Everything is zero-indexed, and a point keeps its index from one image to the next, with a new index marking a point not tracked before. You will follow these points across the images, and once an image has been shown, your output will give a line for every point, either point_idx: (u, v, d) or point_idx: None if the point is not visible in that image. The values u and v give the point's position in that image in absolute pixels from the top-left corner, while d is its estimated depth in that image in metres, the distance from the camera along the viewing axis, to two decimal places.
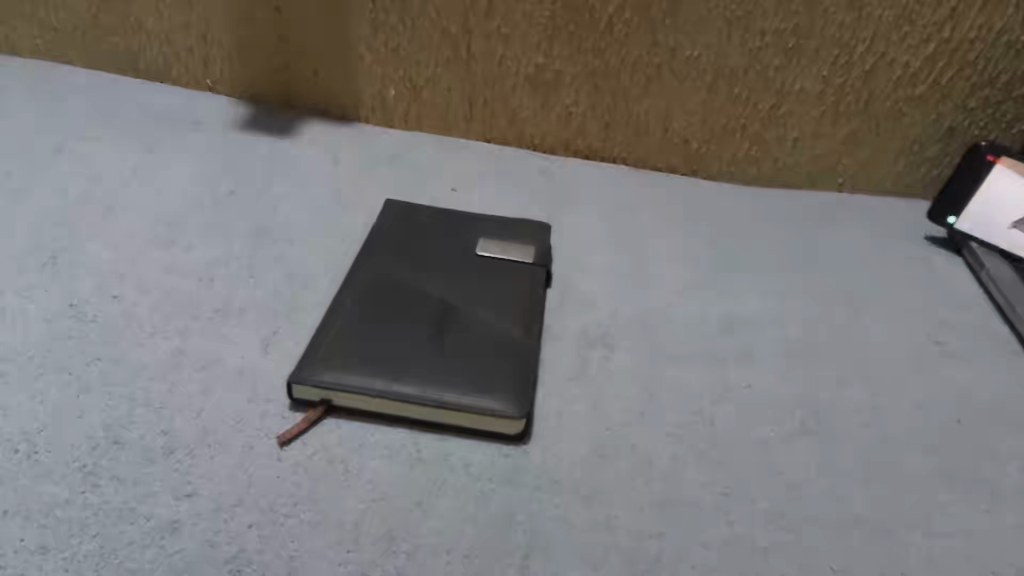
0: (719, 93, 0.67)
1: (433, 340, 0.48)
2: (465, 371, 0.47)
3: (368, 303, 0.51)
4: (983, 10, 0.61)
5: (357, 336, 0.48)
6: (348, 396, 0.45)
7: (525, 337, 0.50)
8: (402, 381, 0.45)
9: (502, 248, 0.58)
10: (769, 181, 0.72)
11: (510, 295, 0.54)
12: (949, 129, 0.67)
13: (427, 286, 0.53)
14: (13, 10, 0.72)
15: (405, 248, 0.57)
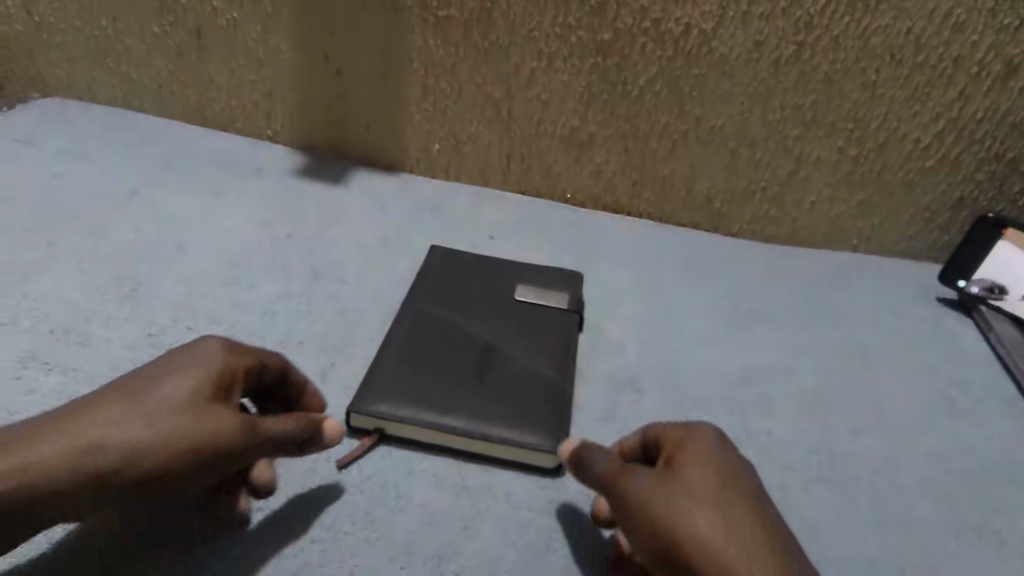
0: (741, 159, 0.72)
1: (474, 378, 0.53)
2: (504, 408, 0.51)
3: (417, 341, 0.56)
4: (990, 93, 0.66)
5: (405, 371, 0.53)
6: (399, 426, 0.49)
7: (559, 377, 0.55)
8: (447, 413, 0.50)
9: (538, 294, 0.63)
10: (787, 240, 0.77)
11: (543, 339, 0.58)
12: (959, 199, 0.72)
13: (469, 326, 0.58)
14: (95, 64, 0.79)
15: (448, 292, 0.62)
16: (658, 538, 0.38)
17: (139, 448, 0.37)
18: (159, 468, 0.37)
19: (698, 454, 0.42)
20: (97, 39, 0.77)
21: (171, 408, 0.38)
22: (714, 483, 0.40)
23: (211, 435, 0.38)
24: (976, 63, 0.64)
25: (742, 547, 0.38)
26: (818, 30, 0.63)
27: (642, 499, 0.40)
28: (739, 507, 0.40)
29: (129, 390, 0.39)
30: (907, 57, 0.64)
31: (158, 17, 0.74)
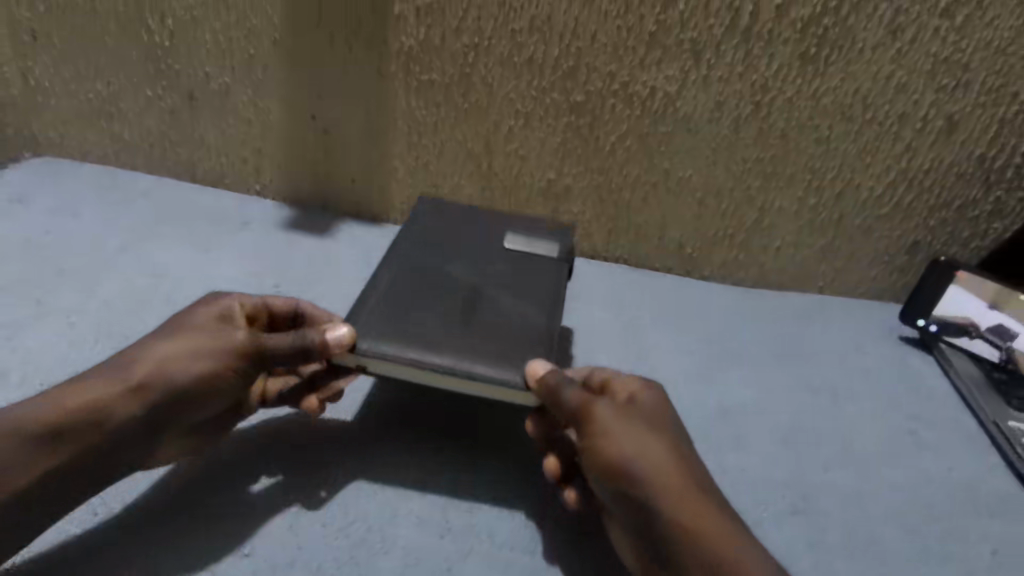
0: (709, 208, 0.75)
1: (457, 322, 0.53)
2: (486, 351, 0.51)
3: (404, 283, 0.56)
4: (934, 148, 0.68)
5: (390, 314, 0.53)
6: (379, 362, 0.49)
7: (547, 320, 0.56)
8: (427, 352, 0.50)
9: (529, 242, 0.66)
10: (755, 282, 0.81)
11: (531, 287, 0.59)
12: (913, 243, 0.75)
13: (457, 274, 0.59)
14: (87, 124, 0.81)
15: (436, 248, 0.62)
16: (624, 452, 0.44)
17: (172, 359, 0.46)
18: (192, 375, 0.46)
19: (652, 401, 0.49)
20: (93, 102, 0.78)
21: (194, 331, 0.48)
22: (665, 426, 0.47)
23: (229, 343, 0.48)
24: (920, 119, 0.66)
25: (691, 473, 0.45)
26: (773, 91, 0.66)
27: (621, 417, 0.46)
28: (683, 449, 0.47)
29: (160, 331, 0.49)
30: (856, 114, 0.66)
31: (152, 82, 0.75)
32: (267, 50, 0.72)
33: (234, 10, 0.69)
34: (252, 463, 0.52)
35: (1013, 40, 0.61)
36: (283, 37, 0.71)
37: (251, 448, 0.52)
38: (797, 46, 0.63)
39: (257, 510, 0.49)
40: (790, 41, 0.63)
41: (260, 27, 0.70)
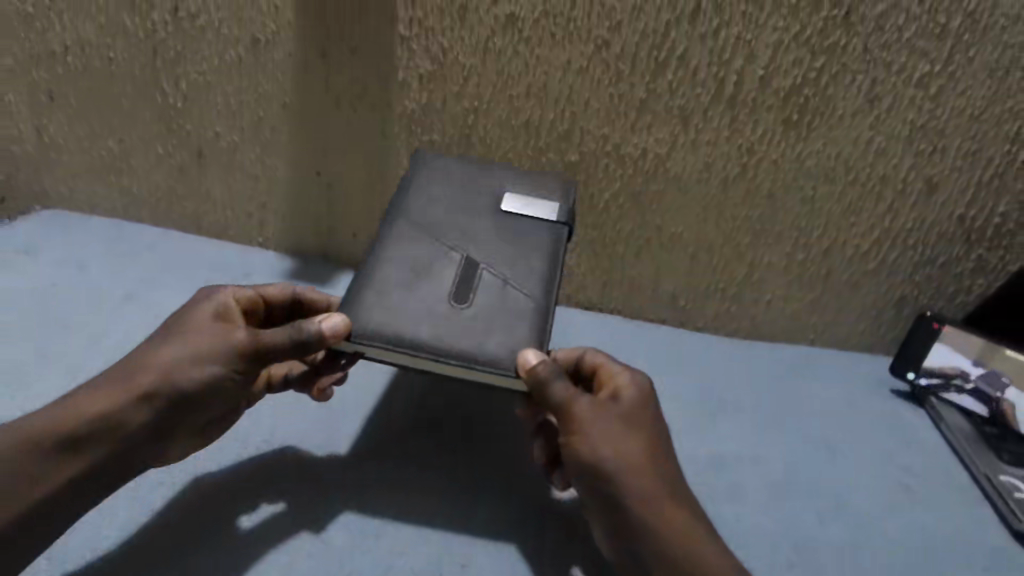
0: (701, 261, 0.76)
1: (452, 300, 0.53)
2: (480, 333, 0.51)
3: (399, 257, 0.55)
4: (914, 209, 0.69)
5: (383, 293, 0.52)
6: (376, 349, 0.50)
7: (543, 297, 0.55)
8: (421, 335, 0.50)
9: (525, 201, 0.62)
10: (749, 334, 0.81)
11: (528, 257, 0.57)
12: (899, 297, 0.76)
13: (452, 243, 0.57)
14: (95, 179, 0.82)
15: (429, 213, 0.59)
16: (601, 457, 0.45)
17: (171, 361, 0.47)
18: (193, 379, 0.47)
19: (636, 395, 0.49)
20: (106, 158, 0.80)
21: (191, 330, 0.49)
22: (647, 422, 0.48)
23: (224, 343, 0.48)
24: (901, 182, 0.68)
25: (667, 473, 0.46)
26: (759, 153, 0.68)
27: (603, 419, 0.47)
28: (662, 445, 0.48)
29: (161, 330, 0.50)
30: (839, 176, 0.68)
31: (163, 140, 0.77)
32: (276, 113, 0.73)
33: (246, 73, 0.70)
34: (248, 497, 0.54)
35: (986, 108, 0.63)
36: (291, 101, 0.72)
37: (244, 484, 0.55)
38: (781, 113, 0.65)
39: (251, 543, 0.51)
40: (774, 109, 0.65)
41: (271, 91, 0.71)
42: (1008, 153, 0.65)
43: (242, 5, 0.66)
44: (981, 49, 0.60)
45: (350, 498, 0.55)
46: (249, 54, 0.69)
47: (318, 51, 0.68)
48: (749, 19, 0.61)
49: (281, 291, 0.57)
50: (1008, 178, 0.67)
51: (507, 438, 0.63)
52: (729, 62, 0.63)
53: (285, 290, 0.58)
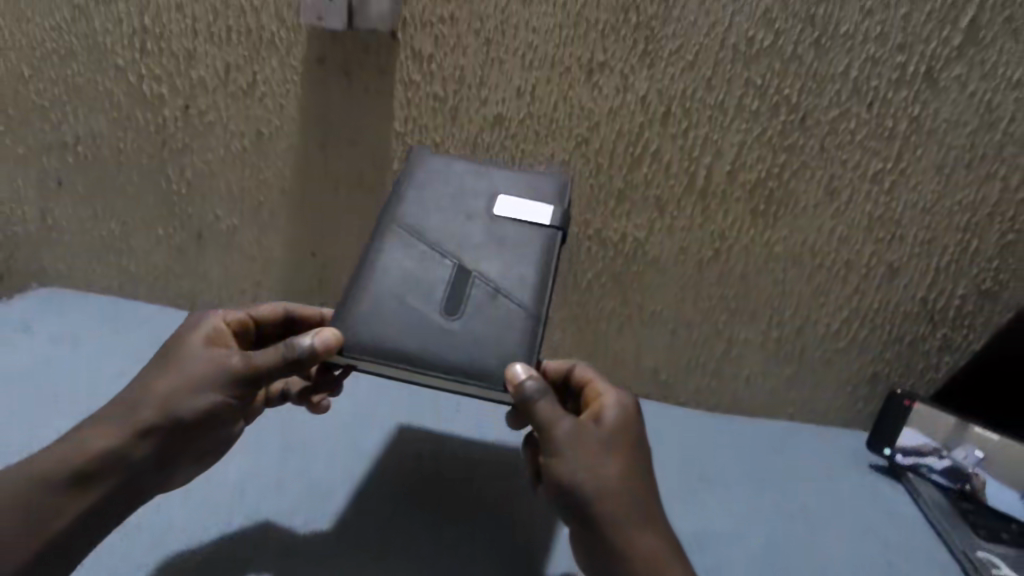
0: (681, 337, 0.79)
1: (442, 311, 0.53)
2: (469, 347, 0.52)
3: (390, 266, 0.56)
4: (879, 290, 0.73)
5: (374, 304, 0.53)
6: (366, 362, 0.51)
7: (534, 309, 0.54)
8: (411, 349, 0.52)
9: (520, 204, 0.60)
10: (730, 408, 0.83)
11: (521, 264, 0.56)
12: (873, 374, 0.78)
13: (445, 251, 0.57)
14: (94, 258, 0.85)
15: (423, 217, 0.58)
16: (578, 478, 0.47)
17: (172, 388, 0.50)
18: (195, 405, 0.50)
19: (619, 419, 0.51)
20: (106, 238, 0.83)
21: (187, 356, 0.51)
22: (628, 447, 0.50)
23: (221, 369, 0.50)
24: (864, 266, 0.72)
25: (640, 498, 0.48)
26: (730, 239, 0.72)
27: (584, 443, 0.48)
28: (640, 467, 0.49)
29: (157, 357, 0.52)
30: (806, 260, 0.72)
31: (164, 221, 0.80)
32: (274, 197, 0.76)
33: (249, 164, 0.75)
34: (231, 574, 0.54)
35: (936, 202, 0.68)
36: (290, 188, 0.75)
37: (227, 561, 0.55)
38: (748, 203, 0.70)
39: None
40: (741, 200, 0.70)
41: (271, 178, 0.75)
42: (962, 241, 0.69)
43: (248, 104, 0.71)
44: (927, 150, 0.65)
45: (336, 572, 0.56)
46: (253, 145, 0.73)
47: (317, 143, 0.73)
48: (715, 121, 0.66)
49: (272, 313, 0.61)
50: (964, 263, 0.70)
51: (492, 513, 0.64)
52: (699, 158, 0.68)
53: (277, 311, 0.61)
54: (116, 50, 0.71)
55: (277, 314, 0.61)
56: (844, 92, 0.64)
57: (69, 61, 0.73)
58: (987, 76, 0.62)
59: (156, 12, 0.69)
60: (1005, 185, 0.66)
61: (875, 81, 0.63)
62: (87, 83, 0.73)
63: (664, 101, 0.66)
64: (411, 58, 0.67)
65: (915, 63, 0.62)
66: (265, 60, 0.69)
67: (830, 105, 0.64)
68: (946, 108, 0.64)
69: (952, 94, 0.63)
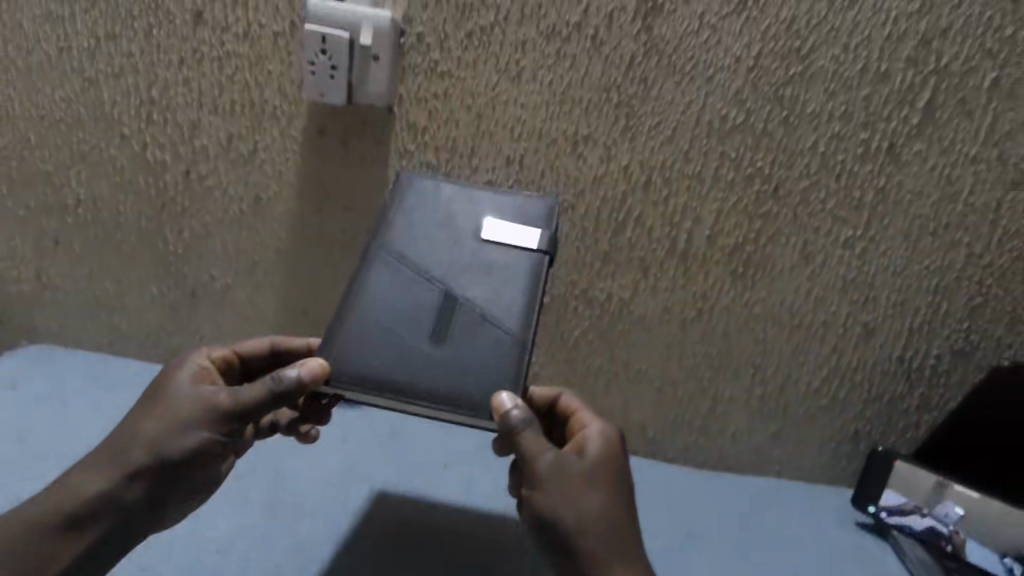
0: (667, 394, 0.80)
1: (429, 340, 0.54)
2: (457, 376, 0.52)
3: (378, 296, 0.56)
4: (857, 350, 0.75)
5: (362, 333, 0.54)
6: (354, 392, 0.52)
7: (520, 335, 0.55)
8: (398, 378, 0.52)
9: (506, 230, 0.60)
10: (717, 465, 0.84)
11: (507, 290, 0.57)
12: (855, 431, 0.80)
13: (432, 279, 0.57)
14: (86, 316, 0.85)
15: (409, 246, 0.59)
16: (557, 505, 0.49)
17: (162, 427, 0.52)
18: (184, 442, 0.52)
19: (602, 452, 0.52)
20: (99, 295, 0.83)
21: (174, 396, 0.54)
22: (609, 478, 0.51)
23: (209, 406, 0.52)
24: (841, 327, 0.74)
25: (618, 528, 0.50)
26: (712, 299, 0.75)
27: (565, 472, 0.50)
28: (621, 499, 0.51)
29: (147, 397, 0.55)
30: (785, 320, 0.75)
31: (159, 280, 0.81)
32: (270, 258, 0.78)
33: (246, 226, 0.77)
34: None
35: (906, 267, 0.71)
36: (285, 250, 0.77)
37: None
38: (728, 266, 0.73)
39: None
40: (721, 262, 0.73)
41: (267, 240, 0.77)
42: (933, 303, 0.72)
43: (248, 171, 0.74)
44: (893, 219, 0.69)
45: None
46: (251, 208, 0.76)
47: (313, 208, 0.75)
48: (694, 190, 0.70)
49: (258, 348, 0.63)
50: (936, 324, 0.73)
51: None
52: (680, 223, 0.71)
53: (263, 346, 0.63)
54: (123, 119, 0.74)
55: (263, 348, 0.63)
56: (813, 165, 0.68)
57: (75, 128, 0.75)
58: (945, 152, 0.66)
59: (163, 85, 0.72)
60: (969, 251, 0.69)
61: (842, 155, 0.67)
62: (92, 149, 0.76)
63: (646, 171, 0.70)
64: (406, 129, 0.71)
65: (877, 139, 0.66)
66: (266, 131, 0.72)
67: (801, 177, 0.68)
68: (909, 181, 0.68)
69: (914, 168, 0.67)
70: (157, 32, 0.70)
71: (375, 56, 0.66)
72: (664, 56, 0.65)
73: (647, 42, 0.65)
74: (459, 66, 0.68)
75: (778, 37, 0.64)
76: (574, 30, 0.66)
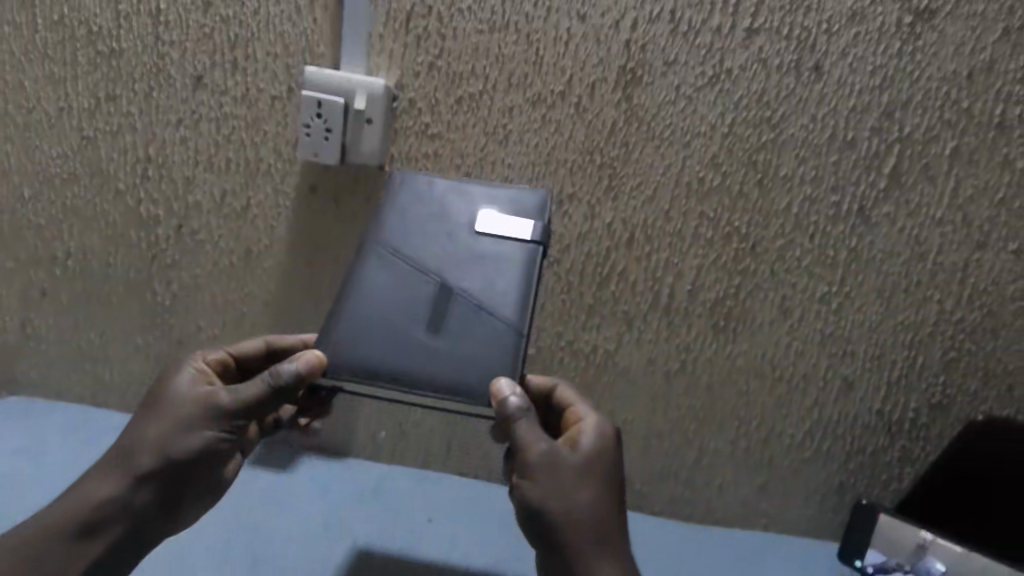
0: (652, 446, 0.81)
1: (425, 330, 0.54)
2: (453, 365, 0.52)
3: (374, 289, 0.56)
4: (838, 403, 0.76)
5: (359, 325, 0.54)
6: (352, 381, 0.52)
7: (516, 323, 0.54)
8: (394, 368, 0.52)
9: (501, 222, 0.59)
10: (704, 519, 0.83)
11: (502, 280, 0.56)
12: (839, 484, 0.80)
13: (427, 270, 0.57)
14: (69, 367, 0.84)
15: (404, 239, 0.58)
16: (548, 493, 0.50)
17: (167, 430, 0.53)
18: (192, 442, 0.53)
19: (596, 445, 0.53)
20: (83, 347, 0.83)
21: (175, 398, 0.54)
22: (600, 471, 0.52)
23: (212, 406, 0.54)
24: (821, 380, 0.76)
25: (606, 519, 0.51)
26: (695, 352, 0.76)
27: (558, 463, 0.51)
28: (611, 493, 0.52)
29: (149, 399, 0.56)
30: (766, 373, 0.76)
31: (145, 332, 0.81)
32: (258, 310, 0.78)
33: (236, 278, 0.78)
34: None
35: (880, 322, 0.73)
36: (274, 302, 0.78)
37: None
38: (709, 320, 0.74)
39: None
40: (702, 316, 0.74)
41: (256, 292, 0.78)
42: (909, 357, 0.74)
43: (240, 225, 0.75)
44: (866, 276, 0.71)
45: None
46: (241, 261, 0.77)
47: (303, 261, 0.76)
48: (675, 247, 0.72)
49: (254, 347, 0.62)
50: (913, 378, 0.75)
51: None
52: (662, 278, 0.73)
53: (258, 345, 0.62)
54: (118, 175, 0.76)
55: (258, 347, 0.62)
56: (788, 225, 0.70)
57: (70, 183, 0.77)
58: (913, 214, 0.69)
59: (159, 144, 0.74)
60: (940, 307, 0.72)
61: (815, 216, 0.70)
62: (86, 203, 0.77)
63: (628, 229, 0.72)
64: None
65: (848, 202, 0.69)
66: (259, 187, 0.74)
67: (777, 236, 0.71)
68: (880, 240, 0.70)
69: (884, 228, 0.70)
70: (157, 94, 0.73)
71: (369, 119, 0.69)
72: (644, 122, 0.69)
73: (628, 110, 0.68)
74: (449, 129, 0.71)
75: (751, 107, 0.67)
76: (559, 98, 0.69)
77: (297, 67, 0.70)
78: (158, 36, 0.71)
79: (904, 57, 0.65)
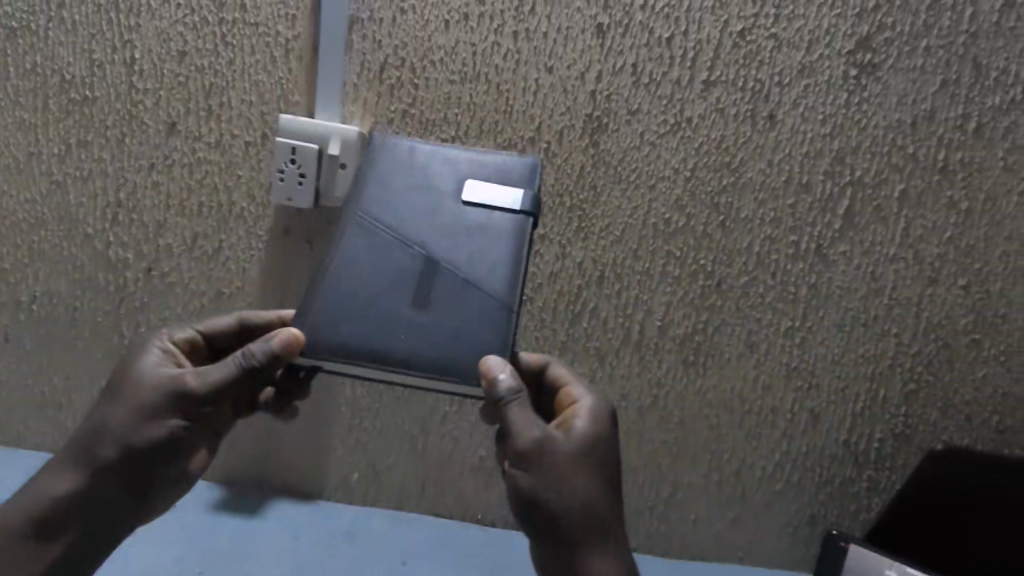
0: (627, 482, 0.81)
1: (410, 306, 0.53)
2: (438, 341, 0.52)
3: (356, 262, 0.55)
4: (806, 435, 0.78)
5: (341, 301, 0.53)
6: (334, 361, 0.51)
7: (504, 300, 0.54)
8: (377, 345, 0.51)
9: (487, 192, 0.58)
10: (680, 553, 0.83)
11: (489, 253, 0.55)
12: (810, 515, 0.81)
13: (412, 243, 0.55)
14: (30, 415, 0.82)
15: (387, 209, 0.57)
16: (544, 483, 0.49)
17: (131, 416, 0.52)
18: (154, 430, 0.52)
19: (590, 430, 0.52)
20: (46, 394, 0.81)
21: (140, 381, 0.53)
22: (596, 455, 0.52)
23: (177, 391, 0.52)
24: (788, 412, 0.77)
25: (602, 502, 0.51)
26: (666, 387, 0.77)
27: (553, 452, 0.50)
28: (605, 477, 0.51)
29: (113, 383, 0.55)
30: (735, 407, 0.77)
31: None
32: None
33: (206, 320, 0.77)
34: None
35: (842, 356, 0.75)
36: None
37: None
38: (679, 355, 0.76)
39: None
40: (672, 352, 0.76)
41: None
42: (871, 389, 0.76)
43: (211, 267, 0.75)
44: (827, 311, 0.74)
45: None
46: (212, 303, 0.76)
47: (276, 301, 0.76)
48: (644, 285, 0.74)
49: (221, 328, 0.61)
50: (876, 409, 0.77)
51: None
52: (632, 314, 0.75)
53: (227, 325, 0.61)
54: (87, 220, 0.75)
55: (227, 326, 0.61)
56: (751, 263, 0.73)
57: (37, 228, 0.76)
58: (868, 252, 0.72)
59: (131, 189, 0.74)
60: (898, 340, 0.74)
61: (776, 255, 0.73)
62: (52, 248, 0.76)
63: (599, 268, 0.73)
64: None
65: (807, 241, 0.72)
66: (231, 230, 0.74)
67: (742, 274, 0.73)
68: (839, 277, 0.73)
69: (842, 266, 0.73)
70: (129, 140, 0.73)
71: (343, 165, 0.70)
72: (612, 166, 0.71)
73: (595, 155, 0.71)
74: None
75: (712, 153, 0.70)
76: (529, 143, 0.71)
77: (272, 114, 0.71)
78: (131, 85, 0.71)
79: (852, 107, 0.69)
